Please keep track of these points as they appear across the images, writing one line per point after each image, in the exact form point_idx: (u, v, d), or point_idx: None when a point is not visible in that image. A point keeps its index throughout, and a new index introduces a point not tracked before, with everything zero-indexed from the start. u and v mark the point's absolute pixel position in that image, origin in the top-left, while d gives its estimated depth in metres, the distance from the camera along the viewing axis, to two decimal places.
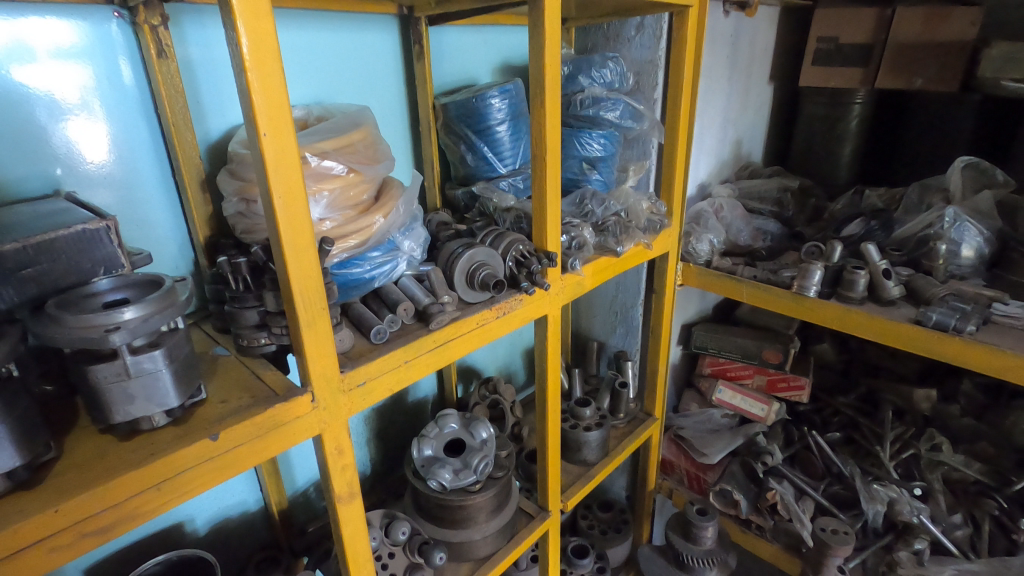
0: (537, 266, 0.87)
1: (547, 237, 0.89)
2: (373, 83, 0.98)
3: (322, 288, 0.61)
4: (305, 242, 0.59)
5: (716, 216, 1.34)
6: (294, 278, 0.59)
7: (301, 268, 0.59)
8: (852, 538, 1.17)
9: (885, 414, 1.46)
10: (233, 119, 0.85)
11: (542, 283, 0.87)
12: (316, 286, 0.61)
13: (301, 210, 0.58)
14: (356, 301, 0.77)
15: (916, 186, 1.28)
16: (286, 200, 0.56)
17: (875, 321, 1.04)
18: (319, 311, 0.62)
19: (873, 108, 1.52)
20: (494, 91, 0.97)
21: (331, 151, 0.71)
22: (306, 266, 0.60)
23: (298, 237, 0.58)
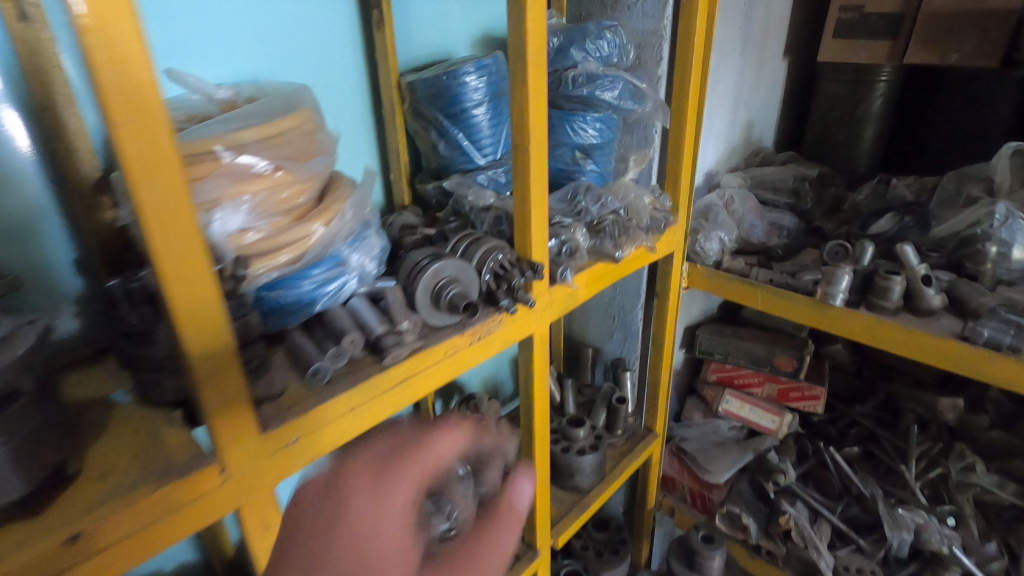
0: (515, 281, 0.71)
1: (532, 244, 0.74)
2: (325, 58, 0.82)
3: (226, 331, 0.47)
4: (197, 268, 0.44)
5: (726, 211, 1.19)
6: (182, 317, 0.44)
7: (192, 305, 0.44)
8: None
9: (908, 425, 1.33)
10: None
11: (526, 299, 0.72)
12: (216, 324, 0.46)
13: (189, 230, 0.42)
14: (294, 329, 0.63)
15: (953, 176, 1.13)
16: (161, 218, 0.41)
17: (913, 336, 0.89)
18: (225, 356, 0.47)
19: (899, 87, 1.36)
20: (469, 67, 0.81)
21: (252, 143, 0.55)
22: (199, 302, 0.45)
23: (184, 267, 0.43)
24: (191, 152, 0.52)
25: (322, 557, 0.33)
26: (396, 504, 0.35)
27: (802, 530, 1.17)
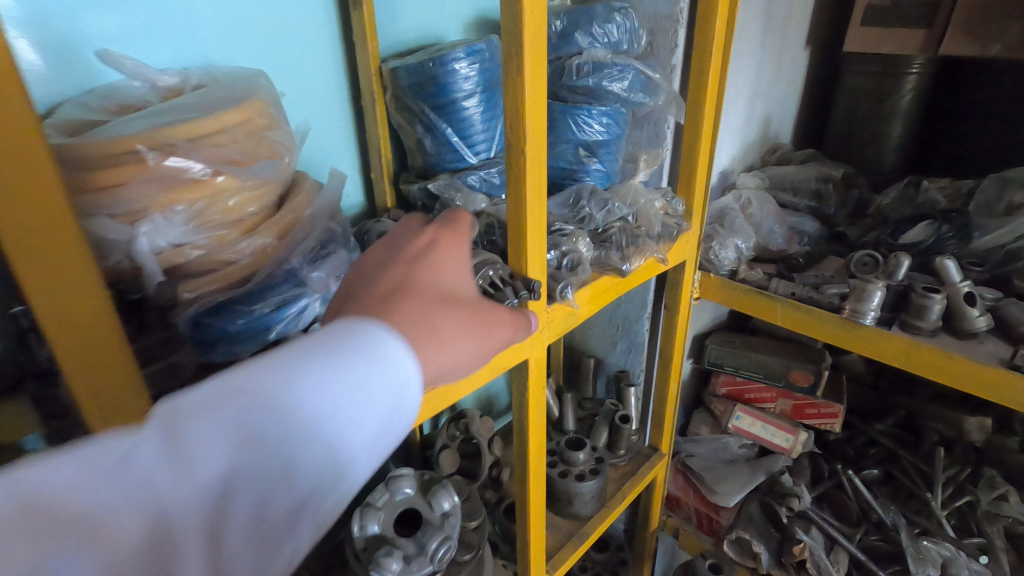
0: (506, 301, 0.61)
1: (527, 259, 0.64)
2: (294, 40, 0.72)
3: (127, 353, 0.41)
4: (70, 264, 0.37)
5: (743, 215, 1.09)
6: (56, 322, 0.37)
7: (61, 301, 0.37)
8: None
9: (931, 446, 1.24)
10: (50, 94, 0.55)
11: None
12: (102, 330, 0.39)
13: (68, 256, 0.37)
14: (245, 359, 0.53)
15: (994, 181, 1.04)
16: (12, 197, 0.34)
17: (954, 361, 0.80)
18: (130, 403, 0.42)
19: (931, 81, 1.25)
20: (459, 53, 0.71)
21: (184, 143, 0.45)
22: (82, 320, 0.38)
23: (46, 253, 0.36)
24: (109, 154, 0.43)
25: (409, 289, 0.43)
26: (462, 268, 0.49)
27: (818, 561, 1.09)
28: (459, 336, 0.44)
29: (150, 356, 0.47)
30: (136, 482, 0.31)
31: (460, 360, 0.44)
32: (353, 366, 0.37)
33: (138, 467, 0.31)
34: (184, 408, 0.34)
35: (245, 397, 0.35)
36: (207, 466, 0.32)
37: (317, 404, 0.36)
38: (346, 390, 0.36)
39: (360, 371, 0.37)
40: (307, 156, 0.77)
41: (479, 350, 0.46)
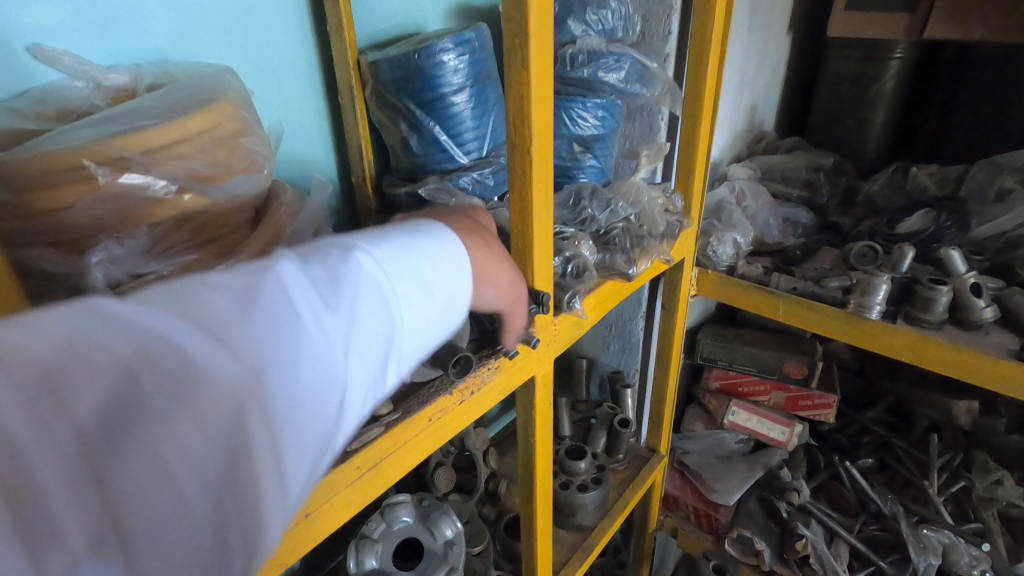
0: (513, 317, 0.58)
1: (533, 269, 0.59)
2: (262, 29, 0.64)
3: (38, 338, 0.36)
4: None
5: (739, 208, 1.06)
6: None
7: None
8: None
9: (923, 433, 1.24)
10: None
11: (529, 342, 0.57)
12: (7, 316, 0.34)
13: None
14: None
15: (985, 167, 1.04)
16: None
17: (964, 355, 0.78)
18: None
19: (914, 65, 1.24)
20: (446, 43, 0.64)
21: (140, 156, 0.38)
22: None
23: None
24: (47, 171, 0.36)
25: (449, 215, 0.49)
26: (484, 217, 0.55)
27: (821, 555, 1.07)
28: (499, 252, 0.50)
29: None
30: (298, 279, 0.31)
31: (494, 276, 0.49)
32: (429, 237, 0.41)
33: (298, 270, 0.31)
34: (300, 249, 0.34)
35: (367, 244, 0.37)
36: (354, 280, 0.33)
37: (424, 260, 0.39)
38: (432, 255, 0.40)
39: (434, 241, 0.41)
40: (280, 160, 0.70)
41: (507, 282, 0.51)
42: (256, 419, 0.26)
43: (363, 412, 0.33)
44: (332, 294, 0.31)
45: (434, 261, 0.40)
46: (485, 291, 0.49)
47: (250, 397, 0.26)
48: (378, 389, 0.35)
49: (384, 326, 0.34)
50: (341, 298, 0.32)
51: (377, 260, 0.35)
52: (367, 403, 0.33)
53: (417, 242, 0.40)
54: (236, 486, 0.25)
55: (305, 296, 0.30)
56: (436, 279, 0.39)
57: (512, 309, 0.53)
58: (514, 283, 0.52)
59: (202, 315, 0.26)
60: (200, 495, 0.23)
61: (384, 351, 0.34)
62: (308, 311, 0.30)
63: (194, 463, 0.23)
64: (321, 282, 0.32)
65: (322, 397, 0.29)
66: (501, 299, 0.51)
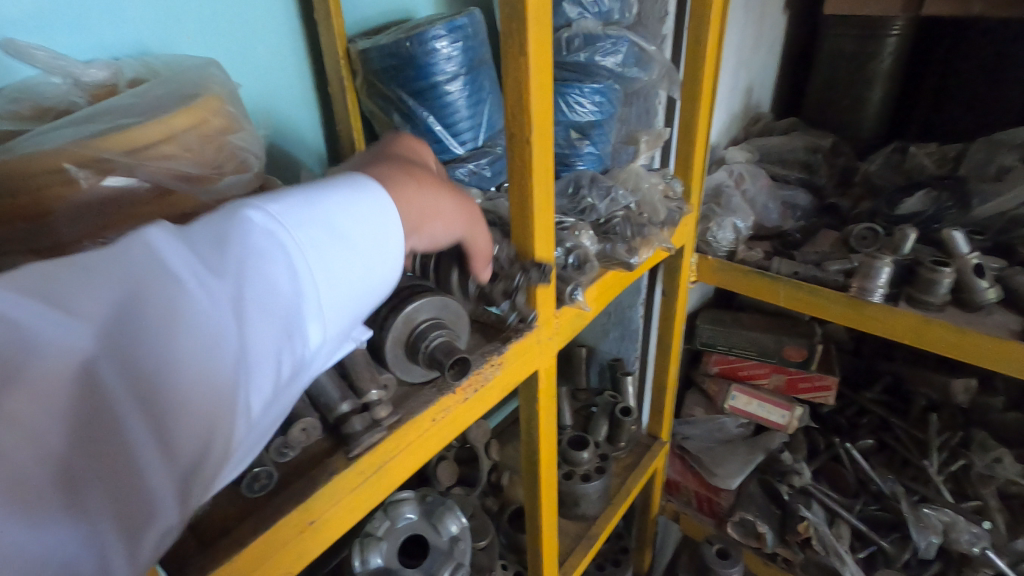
0: (515, 279, 0.56)
1: (533, 231, 0.56)
2: (247, 17, 0.62)
3: None
4: None
5: (738, 192, 1.05)
6: None
7: None
8: None
9: (921, 412, 1.25)
10: None
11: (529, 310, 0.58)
12: None
13: None
14: None
15: (985, 144, 1.03)
16: None
17: (967, 335, 0.78)
18: None
19: (911, 42, 1.22)
20: (438, 29, 0.62)
21: (121, 157, 0.36)
22: None
23: None
24: (26, 176, 0.34)
25: (381, 158, 0.45)
26: (429, 156, 0.51)
27: (823, 537, 1.08)
28: (433, 188, 0.43)
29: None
30: (169, 244, 0.28)
31: (437, 209, 0.44)
32: (352, 188, 0.36)
33: (172, 235, 0.28)
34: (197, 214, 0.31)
35: (272, 200, 0.32)
36: (242, 238, 0.29)
37: (343, 211, 0.34)
38: (355, 204, 0.35)
39: (353, 189, 0.36)
40: (270, 156, 0.68)
41: (452, 218, 0.46)
42: (102, 391, 0.24)
43: (274, 372, 0.29)
44: (203, 253, 0.28)
45: (353, 212, 0.35)
46: (430, 235, 0.44)
47: (92, 370, 0.24)
48: (293, 350, 0.30)
49: (285, 282, 0.30)
50: (213, 254, 0.28)
51: (274, 213, 0.31)
52: (273, 367, 0.29)
53: (336, 194, 0.35)
54: (87, 456, 0.23)
55: (173, 263, 0.27)
56: (358, 231, 0.34)
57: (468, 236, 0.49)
58: (459, 214, 0.46)
59: (46, 290, 0.24)
60: (37, 473, 0.22)
61: (286, 308, 0.30)
62: (173, 276, 0.26)
63: (22, 441, 0.22)
64: (196, 242, 0.28)
65: (190, 361, 0.26)
66: (454, 232, 0.47)
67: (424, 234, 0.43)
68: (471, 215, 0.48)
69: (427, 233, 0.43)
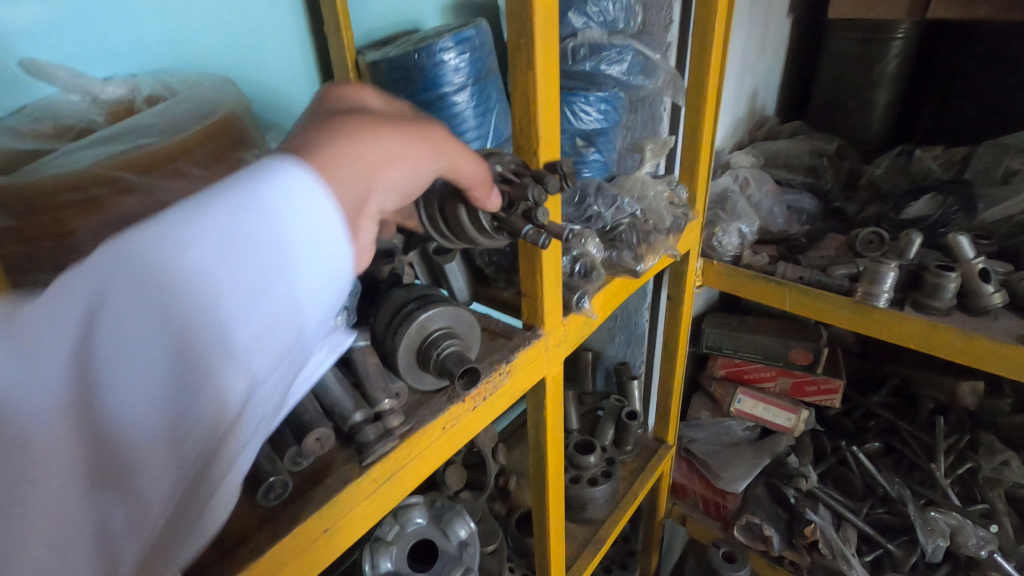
0: (528, 196, 0.47)
1: None
2: (259, 32, 0.63)
3: None
4: None
5: (743, 197, 1.06)
6: None
7: None
8: None
9: (928, 415, 1.24)
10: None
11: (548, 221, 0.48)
12: None
13: None
14: None
15: (991, 147, 1.04)
16: None
17: (973, 340, 0.78)
18: None
19: (917, 45, 1.22)
20: (446, 41, 0.63)
21: (139, 177, 0.37)
22: None
23: None
24: (49, 194, 0.35)
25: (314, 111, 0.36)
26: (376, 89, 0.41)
27: (830, 540, 1.08)
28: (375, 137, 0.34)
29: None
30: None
31: (387, 154, 0.34)
32: (234, 181, 0.26)
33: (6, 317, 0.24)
34: None
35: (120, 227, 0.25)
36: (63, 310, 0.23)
37: (216, 224, 0.25)
38: (235, 205, 0.26)
39: (238, 183, 0.26)
40: None
41: (411, 160, 0.36)
42: None
43: (155, 455, 0.25)
44: (40, 341, 0.24)
45: (228, 217, 0.25)
46: (394, 189, 0.35)
47: None
48: (177, 415, 0.25)
49: (137, 351, 0.24)
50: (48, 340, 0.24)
51: (109, 259, 0.24)
52: (155, 450, 0.25)
53: (208, 198, 0.26)
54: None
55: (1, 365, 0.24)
56: (247, 246, 0.26)
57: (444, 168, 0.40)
58: (419, 151, 0.37)
59: None
60: None
61: (149, 377, 0.24)
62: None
63: None
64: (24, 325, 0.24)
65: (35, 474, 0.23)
66: (424, 169, 0.38)
67: (386, 185, 0.34)
68: (436, 142, 0.38)
69: (385, 188, 0.35)
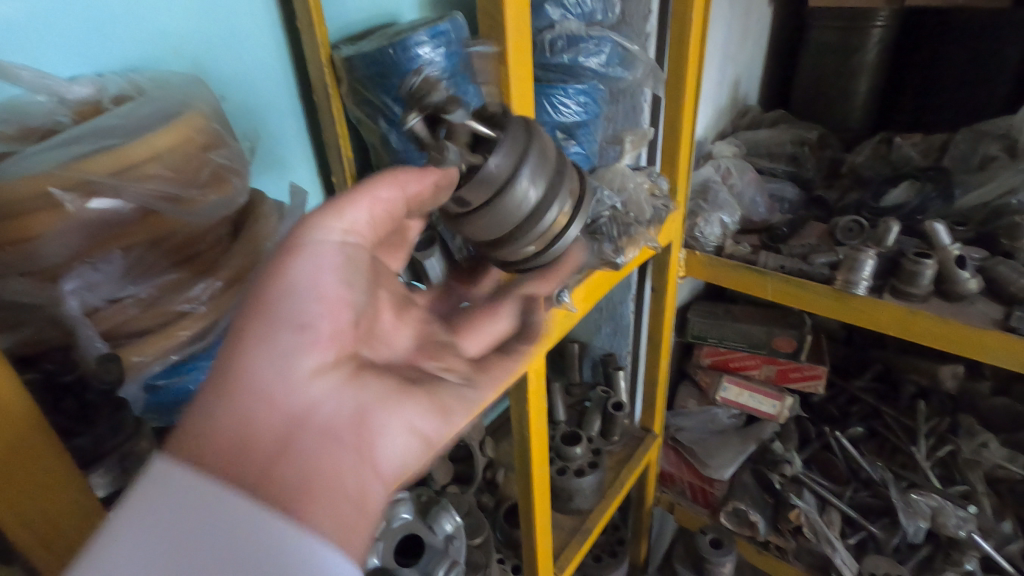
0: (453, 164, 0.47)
1: None
2: (231, 28, 0.62)
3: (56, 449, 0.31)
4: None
5: (725, 187, 1.06)
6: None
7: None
8: None
9: (910, 399, 1.26)
10: None
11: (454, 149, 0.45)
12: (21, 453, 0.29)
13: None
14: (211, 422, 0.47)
15: (969, 133, 1.05)
16: None
17: (949, 326, 0.79)
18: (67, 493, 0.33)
19: (897, 32, 1.23)
20: (420, 35, 0.63)
21: (107, 179, 0.37)
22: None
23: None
24: (15, 199, 0.34)
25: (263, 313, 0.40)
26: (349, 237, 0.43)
27: (813, 524, 1.09)
28: (229, 357, 0.34)
29: (90, 459, 0.39)
30: None
31: (295, 325, 0.36)
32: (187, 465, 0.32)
33: None
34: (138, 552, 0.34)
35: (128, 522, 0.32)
36: None
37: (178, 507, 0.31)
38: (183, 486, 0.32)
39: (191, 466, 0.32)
40: (257, 166, 0.68)
41: (281, 315, 0.36)
42: None
43: None
44: None
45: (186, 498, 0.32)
46: (295, 353, 0.36)
47: None
48: None
49: None
50: None
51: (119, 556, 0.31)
52: None
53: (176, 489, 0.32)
54: None
55: None
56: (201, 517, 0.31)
57: (331, 261, 0.39)
58: (282, 299, 0.36)
59: None
60: None
61: None
62: None
63: None
64: None
65: None
66: (305, 294, 0.37)
67: (303, 349, 0.36)
68: (297, 251, 0.37)
69: (283, 366, 0.35)
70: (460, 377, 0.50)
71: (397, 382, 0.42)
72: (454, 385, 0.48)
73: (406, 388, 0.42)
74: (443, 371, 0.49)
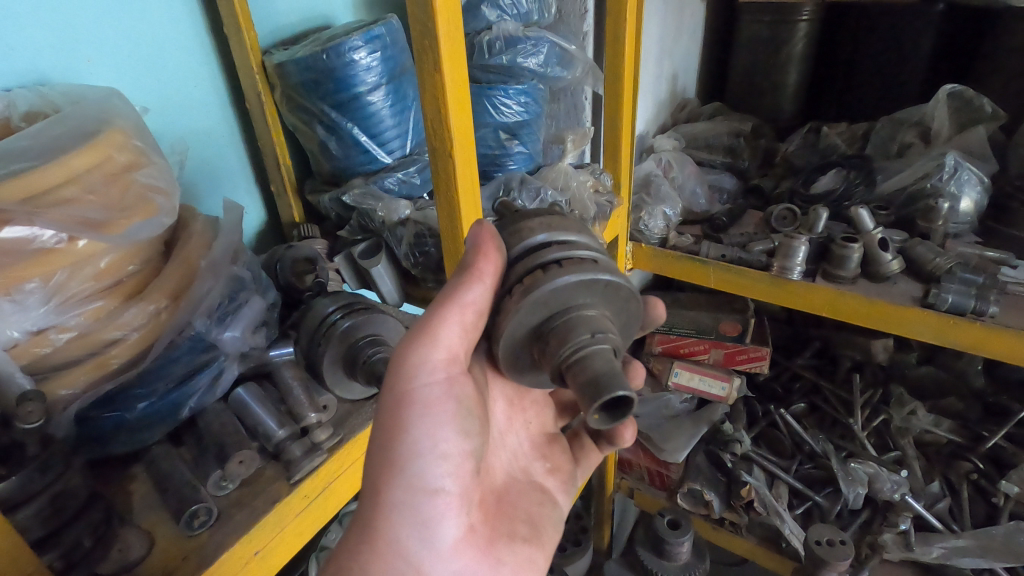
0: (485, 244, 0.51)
1: (459, 209, 0.57)
2: (153, 36, 0.60)
3: None
4: None
5: (667, 180, 1.10)
6: None
7: None
8: (850, 549, 1.04)
9: (846, 373, 1.34)
10: None
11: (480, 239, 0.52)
12: None
13: None
14: (183, 452, 0.47)
15: (887, 120, 1.11)
16: None
17: (873, 305, 0.84)
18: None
19: (820, 25, 1.28)
20: (355, 40, 0.62)
21: (20, 205, 0.35)
22: None
23: None
24: None
25: None
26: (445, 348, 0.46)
27: (765, 500, 1.14)
28: (378, 525, 0.41)
29: (18, 499, 0.36)
30: None
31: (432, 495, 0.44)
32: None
33: None
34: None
35: None
36: None
37: None
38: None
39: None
40: (190, 178, 0.66)
41: (414, 478, 0.42)
42: None
43: None
44: None
45: None
46: (432, 520, 0.44)
47: None
48: None
49: None
50: None
51: None
52: None
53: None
54: None
55: None
56: None
57: (445, 416, 0.43)
58: (413, 466, 0.42)
59: None
60: None
61: None
62: None
63: None
64: None
65: None
66: (429, 455, 0.43)
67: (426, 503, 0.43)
68: (410, 406, 0.42)
69: (420, 530, 0.43)
70: (559, 482, 0.63)
71: (518, 542, 0.54)
72: (554, 518, 0.60)
73: (525, 540, 0.54)
74: (550, 474, 0.63)
